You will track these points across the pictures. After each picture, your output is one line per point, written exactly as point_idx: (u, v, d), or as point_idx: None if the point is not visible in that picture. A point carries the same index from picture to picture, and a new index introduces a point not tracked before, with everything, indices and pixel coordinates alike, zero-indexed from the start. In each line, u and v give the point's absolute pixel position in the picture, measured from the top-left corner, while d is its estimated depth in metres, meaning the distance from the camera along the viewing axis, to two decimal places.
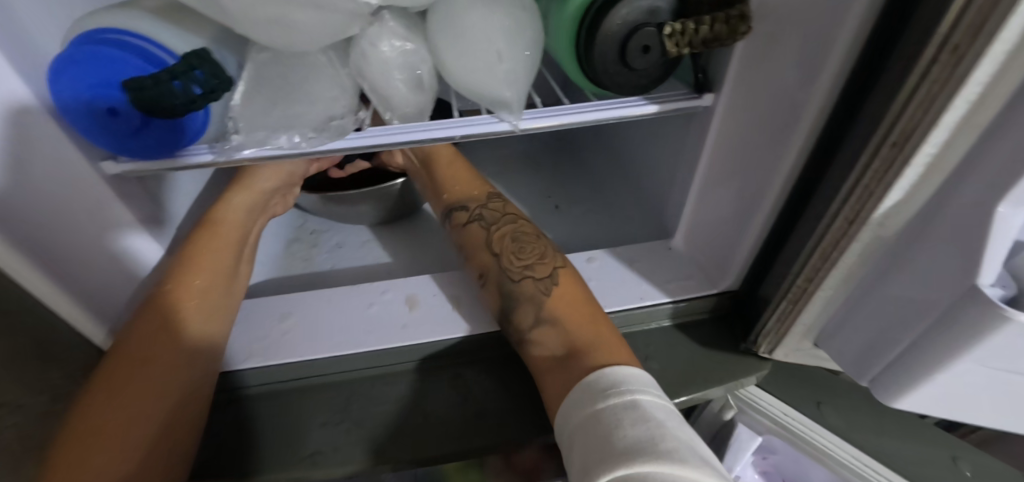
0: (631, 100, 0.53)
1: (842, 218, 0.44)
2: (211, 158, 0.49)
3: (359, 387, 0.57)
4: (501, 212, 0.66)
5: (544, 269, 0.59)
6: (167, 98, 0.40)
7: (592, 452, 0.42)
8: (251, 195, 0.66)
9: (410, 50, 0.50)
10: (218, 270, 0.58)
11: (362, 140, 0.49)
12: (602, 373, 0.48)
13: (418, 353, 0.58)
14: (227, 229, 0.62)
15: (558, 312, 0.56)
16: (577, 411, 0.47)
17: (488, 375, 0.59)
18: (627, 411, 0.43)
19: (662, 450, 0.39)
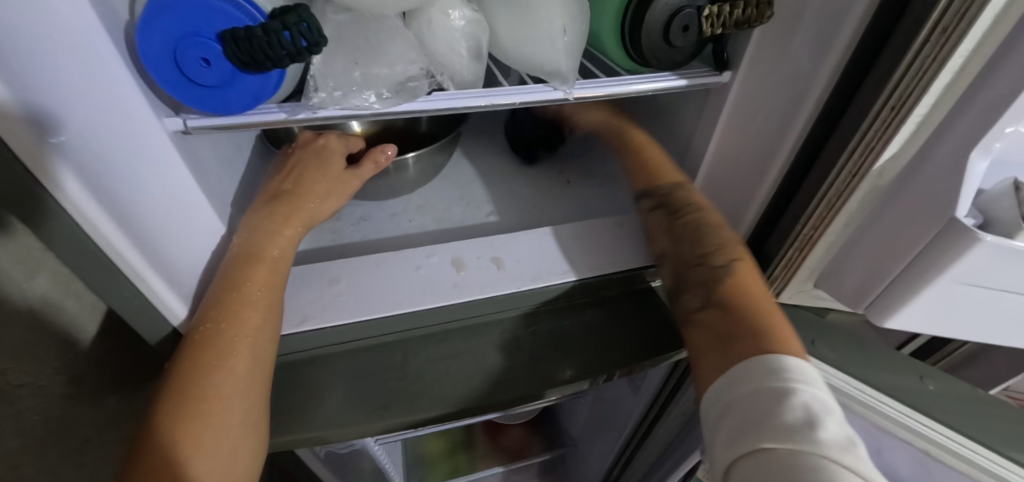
0: (665, 76, 0.60)
1: (847, 172, 0.54)
2: (283, 117, 0.49)
3: (415, 345, 0.61)
4: (683, 201, 0.65)
5: (720, 259, 0.59)
6: (278, 47, 0.41)
7: (746, 420, 0.46)
8: (317, 171, 0.62)
9: (474, 19, 0.54)
10: (260, 309, 0.52)
11: (431, 103, 0.51)
12: (768, 357, 0.49)
13: (475, 309, 0.63)
14: (273, 260, 0.55)
15: (729, 299, 0.56)
16: (734, 383, 0.49)
17: (569, 318, 0.64)
18: (803, 403, 0.45)
19: (835, 451, 0.41)
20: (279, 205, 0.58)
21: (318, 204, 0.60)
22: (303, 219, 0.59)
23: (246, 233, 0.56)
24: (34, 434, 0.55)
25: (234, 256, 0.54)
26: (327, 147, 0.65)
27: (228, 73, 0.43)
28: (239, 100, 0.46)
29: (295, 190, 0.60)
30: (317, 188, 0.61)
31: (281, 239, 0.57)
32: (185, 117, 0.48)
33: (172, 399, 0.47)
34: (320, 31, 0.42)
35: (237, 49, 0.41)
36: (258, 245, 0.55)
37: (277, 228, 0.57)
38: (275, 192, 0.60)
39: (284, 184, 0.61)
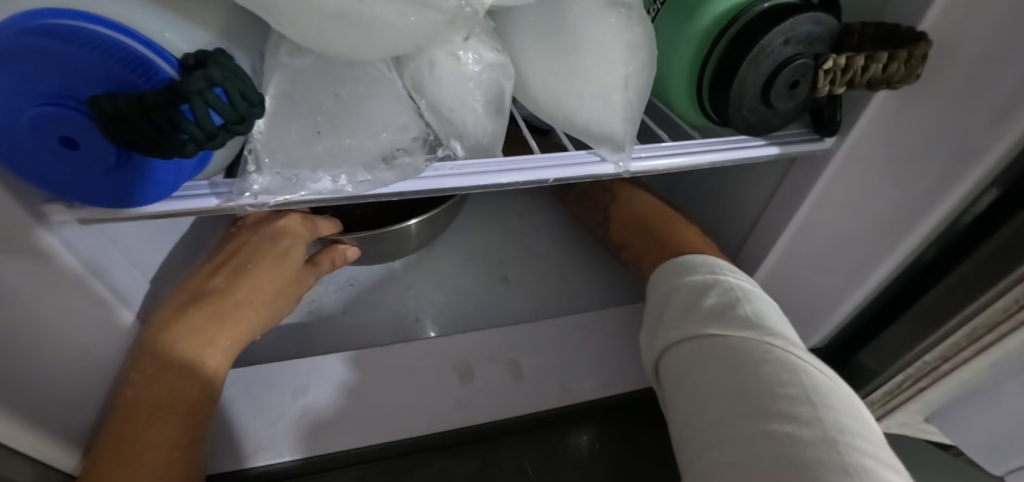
0: (750, 140, 0.44)
1: (1013, 297, 0.38)
2: (214, 204, 0.33)
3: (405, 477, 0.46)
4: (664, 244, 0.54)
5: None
6: (172, 129, 0.25)
7: (668, 320, 0.44)
8: (272, 261, 0.47)
9: (496, 63, 0.37)
10: (205, 383, 0.43)
11: (438, 180, 0.36)
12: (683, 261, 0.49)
13: (487, 434, 0.48)
14: (187, 409, 0.41)
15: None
16: (663, 293, 0.47)
17: (590, 442, 0.50)
18: (713, 286, 0.44)
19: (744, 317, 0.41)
20: (207, 296, 0.45)
21: (260, 309, 0.47)
22: (236, 341, 0.45)
23: (148, 369, 0.41)
24: None
25: (130, 405, 0.39)
26: (286, 232, 0.50)
27: (112, 158, 0.28)
28: (141, 191, 0.30)
29: (227, 290, 0.45)
30: (262, 289, 0.47)
31: (234, 324, 0.45)
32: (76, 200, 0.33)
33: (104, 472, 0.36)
34: (246, 98, 0.27)
35: (113, 129, 0.25)
36: (161, 377, 0.41)
37: (199, 356, 0.43)
38: (198, 292, 0.45)
39: (212, 281, 0.46)
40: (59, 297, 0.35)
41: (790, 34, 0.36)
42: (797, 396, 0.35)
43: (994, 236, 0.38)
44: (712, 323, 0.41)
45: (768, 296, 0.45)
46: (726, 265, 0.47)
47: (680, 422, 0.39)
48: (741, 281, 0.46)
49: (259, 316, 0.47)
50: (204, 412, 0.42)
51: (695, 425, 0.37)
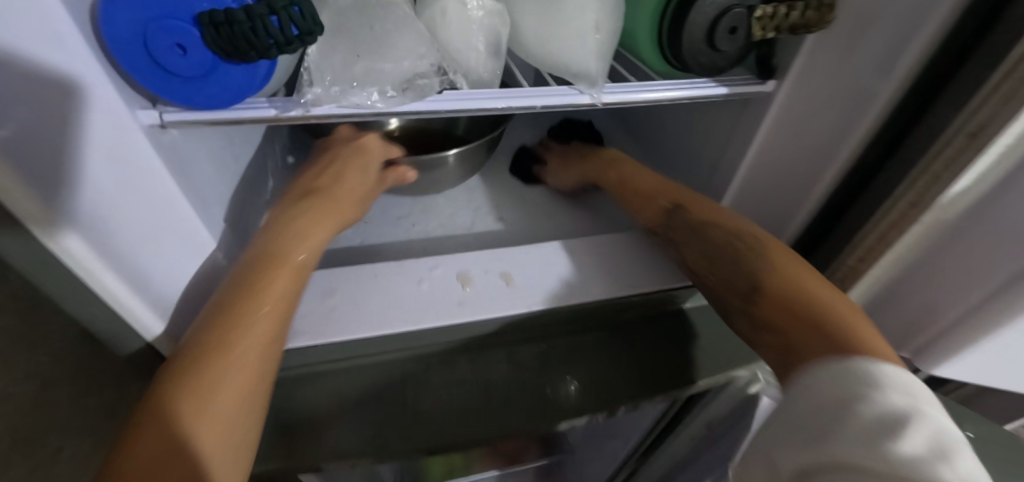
0: (703, 82, 0.54)
1: (907, 201, 0.47)
2: (272, 114, 0.43)
3: (412, 366, 0.55)
4: (729, 244, 0.58)
5: (806, 307, 0.50)
6: (264, 35, 0.34)
7: (827, 404, 0.42)
8: (356, 169, 0.61)
9: (495, 11, 0.47)
10: (281, 302, 0.47)
11: (444, 103, 0.45)
12: (857, 365, 0.43)
13: (485, 329, 0.57)
14: (295, 265, 0.50)
15: (820, 335, 0.48)
16: (828, 399, 0.42)
17: (568, 344, 0.60)
18: (913, 417, 0.38)
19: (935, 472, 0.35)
20: (299, 219, 0.53)
21: (348, 208, 0.58)
22: (303, 264, 0.50)
23: (274, 227, 0.52)
24: None
25: (253, 257, 0.49)
26: (368, 149, 0.63)
27: (208, 63, 0.37)
28: (221, 94, 0.40)
29: (333, 188, 0.58)
30: (349, 183, 0.59)
31: (305, 242, 0.52)
32: (162, 110, 0.42)
33: (147, 438, 0.38)
34: (313, 16, 0.36)
35: (217, 35, 0.34)
36: (284, 244, 0.50)
37: (314, 222, 0.54)
38: (305, 190, 0.57)
39: (317, 181, 0.58)
40: (160, 228, 0.45)
41: None
42: None
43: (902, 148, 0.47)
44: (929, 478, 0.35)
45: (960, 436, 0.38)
46: (933, 418, 0.39)
47: None
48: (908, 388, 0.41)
49: (353, 210, 0.59)
50: (245, 403, 0.42)
51: None
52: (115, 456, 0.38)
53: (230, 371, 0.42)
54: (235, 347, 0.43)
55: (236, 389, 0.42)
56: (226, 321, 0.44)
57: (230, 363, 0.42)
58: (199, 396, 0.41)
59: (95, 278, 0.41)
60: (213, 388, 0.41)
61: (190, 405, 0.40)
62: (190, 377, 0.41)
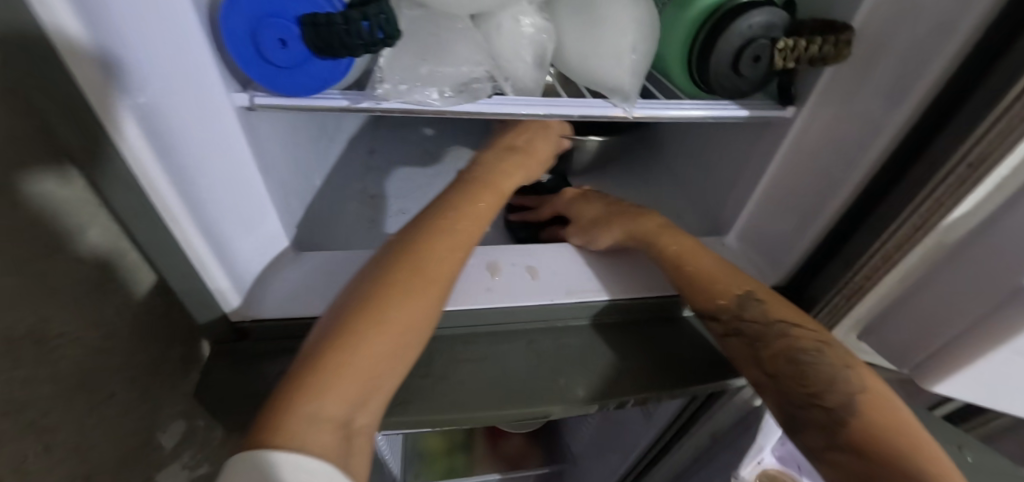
0: (726, 104, 0.59)
1: (911, 224, 0.50)
2: (344, 104, 0.49)
3: (440, 345, 0.60)
4: (767, 321, 0.59)
5: (835, 398, 0.54)
6: (355, 36, 0.41)
7: None
8: (550, 140, 0.73)
9: (543, 28, 0.53)
10: (421, 311, 0.50)
11: (493, 105, 0.51)
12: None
13: (512, 314, 0.63)
14: (484, 203, 0.61)
15: (863, 432, 0.52)
16: None
17: (579, 339, 0.64)
18: None
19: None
20: (476, 180, 0.64)
21: (528, 173, 0.70)
22: (444, 283, 0.53)
23: (468, 179, 0.64)
24: None
25: (433, 208, 0.59)
26: (550, 127, 0.75)
27: (302, 56, 0.44)
28: (306, 83, 0.46)
29: (528, 147, 0.71)
30: (541, 149, 0.72)
31: (450, 258, 0.54)
32: (251, 94, 0.50)
33: (356, 353, 0.45)
34: (393, 25, 0.42)
35: (314, 34, 0.42)
36: (462, 200, 0.60)
37: (494, 178, 0.65)
38: (509, 146, 0.70)
39: (516, 140, 0.71)
40: (231, 194, 0.54)
41: (753, 20, 0.51)
42: None
43: (908, 175, 0.51)
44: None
45: None
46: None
47: None
48: None
49: (524, 175, 0.69)
50: (415, 342, 0.49)
51: None
52: (309, 357, 0.45)
53: (406, 303, 0.49)
54: (370, 341, 0.46)
55: (412, 322, 0.49)
56: (371, 314, 0.47)
57: (361, 354, 0.45)
58: (383, 325, 0.47)
59: (175, 221, 0.51)
60: (394, 316, 0.48)
61: (323, 390, 0.43)
62: (382, 308, 0.48)
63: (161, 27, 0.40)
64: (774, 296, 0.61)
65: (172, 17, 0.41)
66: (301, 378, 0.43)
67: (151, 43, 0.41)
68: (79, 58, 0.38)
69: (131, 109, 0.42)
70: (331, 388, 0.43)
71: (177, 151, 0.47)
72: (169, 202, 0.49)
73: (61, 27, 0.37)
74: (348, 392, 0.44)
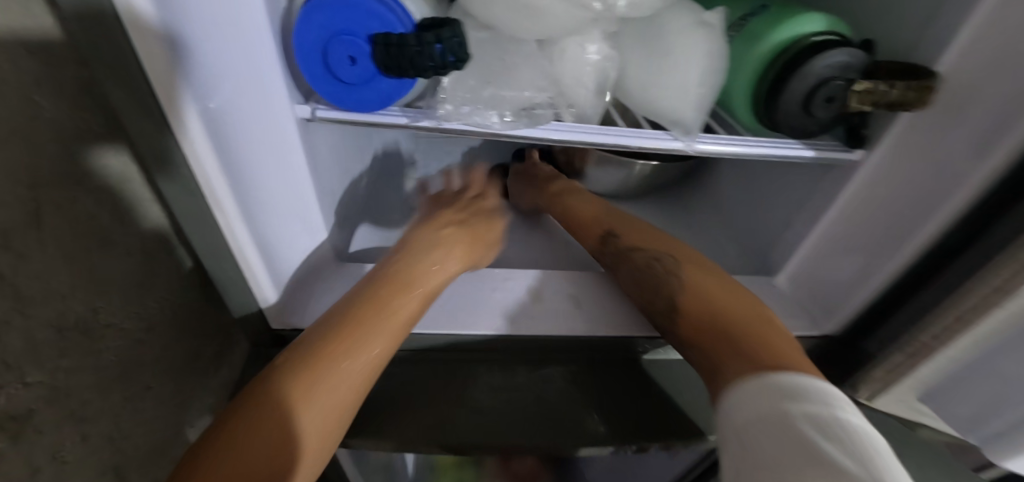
0: (790, 143, 0.57)
1: (991, 285, 0.47)
2: (403, 121, 0.49)
3: (472, 366, 0.62)
4: (623, 248, 0.67)
5: (661, 302, 0.61)
6: (427, 58, 0.41)
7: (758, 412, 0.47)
8: (495, 230, 0.73)
9: (608, 55, 0.52)
10: (403, 323, 0.56)
11: (552, 131, 0.50)
12: (786, 381, 0.48)
13: (552, 344, 0.63)
14: (421, 293, 0.60)
15: (711, 331, 0.57)
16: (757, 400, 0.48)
17: (591, 373, 0.63)
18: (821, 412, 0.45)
19: (851, 473, 0.39)
20: (431, 252, 0.64)
21: (489, 249, 0.71)
22: (428, 294, 0.60)
23: (411, 249, 0.64)
24: (106, 373, 0.59)
25: (384, 282, 0.59)
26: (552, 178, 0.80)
27: (369, 74, 0.44)
28: (371, 99, 0.46)
29: (483, 226, 0.72)
30: (473, 222, 0.72)
31: (438, 274, 0.62)
32: (314, 106, 0.51)
33: (246, 428, 0.47)
34: (463, 47, 0.42)
35: (385, 53, 0.42)
36: (396, 274, 0.60)
37: (442, 261, 0.64)
38: (454, 220, 0.72)
39: (456, 216, 0.73)
40: (286, 197, 0.54)
41: (830, 61, 0.50)
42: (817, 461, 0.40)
43: (988, 234, 0.48)
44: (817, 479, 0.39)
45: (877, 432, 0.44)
46: (836, 393, 0.47)
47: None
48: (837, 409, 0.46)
49: (491, 252, 0.71)
50: (346, 423, 0.52)
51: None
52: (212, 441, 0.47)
53: (342, 375, 0.52)
54: (360, 352, 0.53)
55: (351, 391, 0.52)
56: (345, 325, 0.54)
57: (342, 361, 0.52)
58: (259, 429, 0.47)
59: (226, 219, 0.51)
60: (298, 397, 0.49)
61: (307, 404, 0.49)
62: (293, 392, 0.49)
63: (236, 30, 0.41)
64: (662, 240, 0.67)
65: (240, 25, 0.41)
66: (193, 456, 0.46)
67: (221, 46, 0.41)
68: (153, 51, 0.39)
69: (204, 113, 0.44)
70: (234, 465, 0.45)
71: (232, 148, 0.47)
72: (220, 194, 0.49)
73: (142, 24, 0.38)
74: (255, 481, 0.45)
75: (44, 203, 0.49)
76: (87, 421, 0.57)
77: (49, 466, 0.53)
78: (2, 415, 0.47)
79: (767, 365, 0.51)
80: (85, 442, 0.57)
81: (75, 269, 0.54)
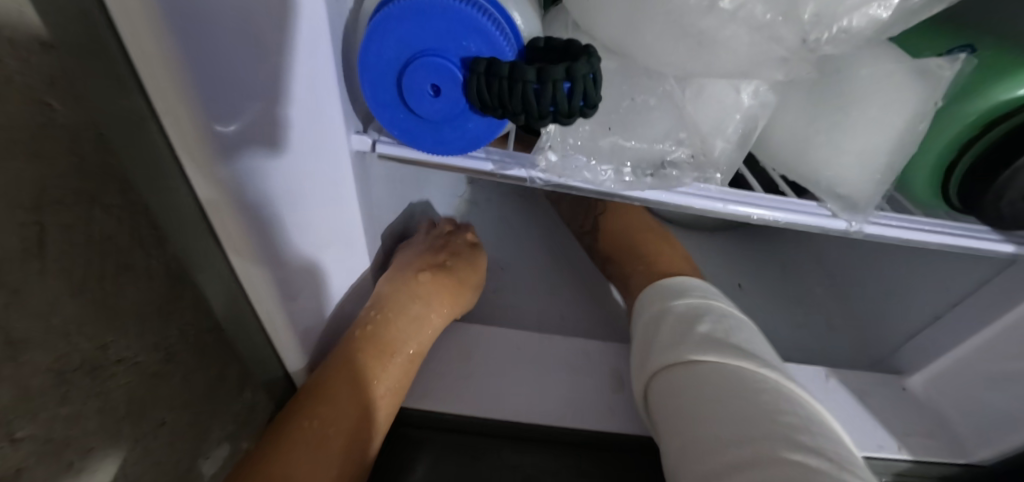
0: (987, 235, 0.43)
1: None
2: (488, 168, 0.38)
3: (508, 456, 0.49)
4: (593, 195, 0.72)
5: (590, 224, 0.70)
6: (547, 101, 0.29)
7: (666, 340, 0.48)
8: (475, 271, 0.58)
9: (765, 100, 0.39)
10: (389, 398, 0.47)
11: (681, 198, 0.39)
12: (672, 284, 0.56)
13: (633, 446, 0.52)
14: (410, 356, 0.50)
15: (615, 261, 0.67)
16: (652, 312, 0.53)
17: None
18: (704, 314, 0.49)
19: (733, 345, 0.45)
20: (419, 299, 0.52)
21: (469, 294, 0.57)
22: (415, 355, 0.50)
23: (382, 303, 0.51)
24: (114, 414, 0.51)
25: (366, 338, 0.48)
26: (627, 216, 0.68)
27: (456, 110, 0.33)
28: (456, 141, 0.35)
29: (450, 268, 0.56)
30: (472, 277, 0.58)
31: (426, 329, 0.52)
32: (376, 137, 0.39)
33: None
34: (596, 91, 0.30)
35: (487, 87, 0.31)
36: (395, 325, 0.50)
37: (425, 313, 0.52)
38: (432, 263, 0.56)
39: (438, 258, 0.57)
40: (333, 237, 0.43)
41: None
42: (784, 412, 0.39)
43: None
44: (710, 350, 0.44)
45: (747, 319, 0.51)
46: (705, 288, 0.55)
47: (681, 444, 0.39)
48: (720, 306, 0.52)
49: (471, 298, 0.58)
50: None
51: (690, 445, 0.39)
52: None
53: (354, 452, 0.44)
54: (363, 428, 0.44)
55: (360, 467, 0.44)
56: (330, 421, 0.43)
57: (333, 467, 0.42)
58: None
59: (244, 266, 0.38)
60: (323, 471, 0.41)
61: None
62: (299, 462, 0.41)
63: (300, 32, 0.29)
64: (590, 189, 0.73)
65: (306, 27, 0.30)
66: None
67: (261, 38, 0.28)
68: (154, 59, 0.26)
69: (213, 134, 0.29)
70: None
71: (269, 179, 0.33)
72: None
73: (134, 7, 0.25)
74: None
75: (48, 228, 0.41)
76: (82, 466, 0.49)
77: None
78: None
79: (646, 265, 0.63)
80: None
81: (84, 300, 0.45)
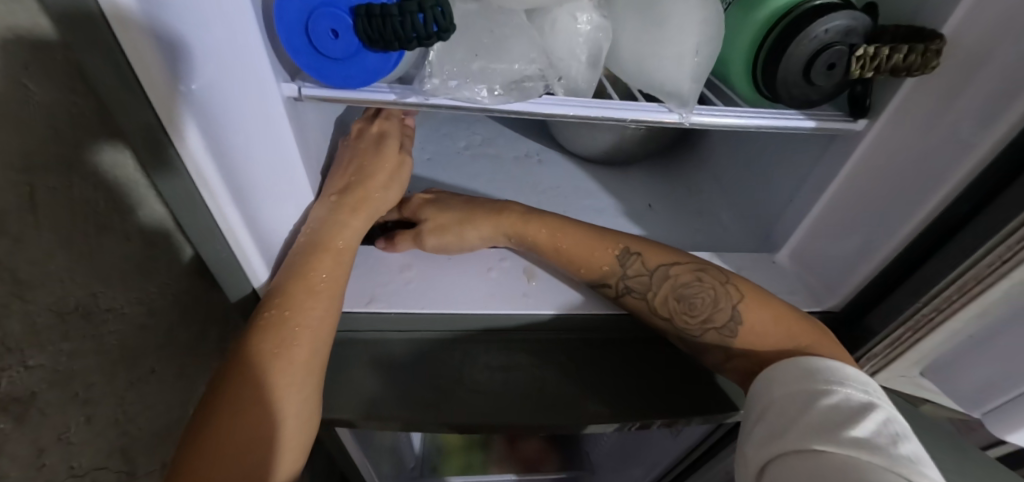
0: (794, 115, 0.55)
1: (994, 255, 0.46)
2: (392, 98, 0.48)
3: (470, 349, 0.60)
4: (647, 270, 0.61)
5: (723, 316, 0.58)
6: (409, 29, 0.40)
7: (780, 416, 0.49)
8: (388, 170, 0.63)
9: (600, 25, 0.51)
10: (324, 293, 0.55)
11: (540, 106, 0.49)
12: (806, 363, 0.52)
13: (552, 322, 0.62)
14: (338, 250, 0.57)
15: (745, 346, 0.57)
16: (784, 386, 0.51)
17: (599, 354, 0.62)
18: (869, 413, 0.46)
19: (883, 452, 0.43)
20: (341, 210, 0.58)
21: (381, 197, 0.62)
22: (343, 251, 0.58)
23: (313, 223, 0.58)
24: (108, 357, 0.60)
25: (302, 245, 0.57)
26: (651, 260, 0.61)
27: (353, 48, 0.43)
28: (358, 75, 0.46)
29: (360, 181, 0.61)
30: (380, 178, 0.62)
31: (348, 230, 0.59)
32: (300, 84, 0.48)
33: (230, 391, 0.49)
34: (447, 18, 0.41)
35: (368, 25, 0.41)
36: (327, 233, 0.57)
37: (347, 220, 0.59)
38: (342, 183, 0.60)
39: (346, 177, 0.61)
40: (276, 177, 0.52)
41: (831, 24, 0.47)
42: None
43: (992, 207, 0.46)
44: (827, 439, 0.44)
45: (901, 417, 0.48)
46: (853, 375, 0.50)
47: None
48: (868, 397, 0.49)
49: (397, 196, 0.65)
50: (318, 383, 0.54)
51: None
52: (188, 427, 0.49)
53: (292, 338, 0.53)
54: (301, 319, 0.53)
55: (308, 353, 0.53)
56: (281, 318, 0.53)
57: (295, 348, 0.52)
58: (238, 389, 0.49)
59: (215, 193, 0.49)
60: (268, 356, 0.51)
61: (242, 368, 0.50)
62: (254, 351, 0.51)
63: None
64: (499, 215, 0.65)
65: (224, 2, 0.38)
66: (183, 443, 0.48)
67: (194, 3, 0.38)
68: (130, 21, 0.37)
69: (185, 95, 0.42)
70: (222, 434, 0.47)
71: (218, 116, 0.45)
72: (207, 174, 0.48)
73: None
74: (252, 450, 0.48)
75: (36, 187, 0.48)
76: (90, 402, 0.58)
77: (55, 447, 0.55)
78: (4, 396, 0.48)
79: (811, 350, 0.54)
80: (87, 423, 0.58)
81: (73, 252, 0.54)
